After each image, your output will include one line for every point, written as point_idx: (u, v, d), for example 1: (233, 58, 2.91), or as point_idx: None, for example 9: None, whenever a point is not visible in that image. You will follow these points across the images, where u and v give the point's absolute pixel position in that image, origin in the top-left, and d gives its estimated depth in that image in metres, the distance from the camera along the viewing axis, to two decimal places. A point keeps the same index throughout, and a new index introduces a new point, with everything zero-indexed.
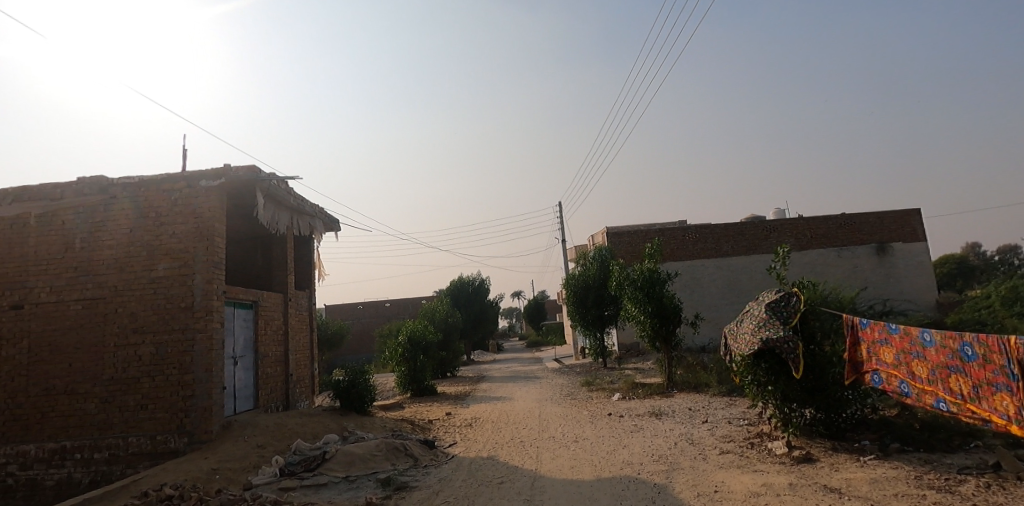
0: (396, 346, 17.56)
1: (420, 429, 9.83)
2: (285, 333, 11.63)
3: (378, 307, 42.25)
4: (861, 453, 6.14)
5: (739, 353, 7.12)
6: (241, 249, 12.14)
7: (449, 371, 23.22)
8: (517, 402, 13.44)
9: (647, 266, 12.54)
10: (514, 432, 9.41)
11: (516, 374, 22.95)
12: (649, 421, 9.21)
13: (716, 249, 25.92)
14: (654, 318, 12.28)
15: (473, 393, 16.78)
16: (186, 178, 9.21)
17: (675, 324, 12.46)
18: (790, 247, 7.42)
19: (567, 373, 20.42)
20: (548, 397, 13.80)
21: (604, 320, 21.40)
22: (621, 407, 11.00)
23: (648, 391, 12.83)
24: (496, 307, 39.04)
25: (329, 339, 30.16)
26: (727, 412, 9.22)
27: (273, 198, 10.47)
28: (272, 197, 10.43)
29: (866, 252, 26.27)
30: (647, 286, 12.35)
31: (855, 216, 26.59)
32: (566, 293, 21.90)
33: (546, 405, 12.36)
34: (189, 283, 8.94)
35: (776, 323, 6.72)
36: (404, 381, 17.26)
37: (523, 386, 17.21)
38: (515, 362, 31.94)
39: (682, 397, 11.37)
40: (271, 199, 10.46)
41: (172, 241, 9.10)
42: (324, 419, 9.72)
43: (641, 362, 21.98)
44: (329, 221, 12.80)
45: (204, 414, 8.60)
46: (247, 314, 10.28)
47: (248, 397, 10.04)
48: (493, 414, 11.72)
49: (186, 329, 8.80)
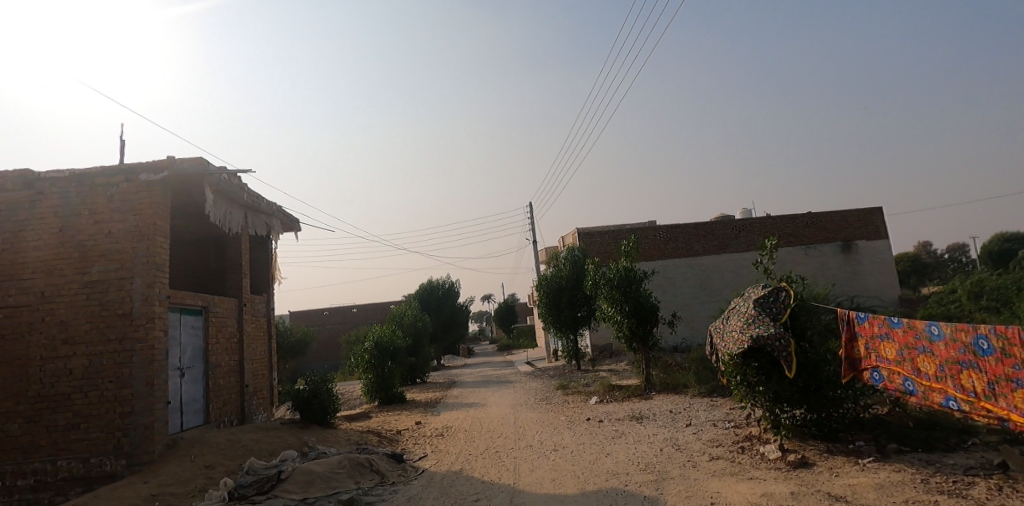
0: (362, 353, 16.74)
1: (388, 442, 9.13)
2: (240, 341, 10.75)
3: (345, 312, 40.97)
4: (858, 456, 5.82)
5: (726, 352, 6.73)
6: (191, 251, 11.19)
7: (419, 377, 22.44)
8: (491, 408, 12.85)
9: (624, 265, 12.13)
10: (489, 442, 8.82)
11: (489, 378, 22.34)
12: (631, 426, 8.75)
13: (687, 248, 25.94)
14: (631, 318, 11.90)
15: (444, 400, 16.11)
16: (125, 170, 8.35)
17: (653, 324, 12.11)
18: (776, 241, 7.14)
19: (541, 376, 19.94)
20: (523, 402, 13.27)
21: (577, 321, 21.03)
22: (600, 411, 10.54)
23: (626, 393, 12.44)
24: (467, 311, 38.35)
25: (292, 347, 28.87)
26: (711, 415, 8.85)
27: (225, 194, 9.66)
28: (224, 193, 9.62)
29: (831, 250, 26.76)
30: (624, 286, 11.93)
31: (821, 215, 27.07)
32: (538, 294, 21.40)
33: (521, 411, 11.81)
34: (128, 287, 8.03)
35: (766, 320, 6.36)
36: (372, 389, 16.43)
37: (497, 391, 16.64)
38: (487, 366, 31.32)
39: (661, 399, 11.01)
40: (222, 195, 9.65)
41: (108, 240, 8.18)
42: (282, 433, 8.91)
43: (616, 363, 21.70)
44: (288, 220, 12.00)
45: (144, 433, 7.70)
46: (196, 320, 9.40)
47: (197, 411, 9.15)
48: (466, 422, 11.09)
49: (125, 338, 7.90)
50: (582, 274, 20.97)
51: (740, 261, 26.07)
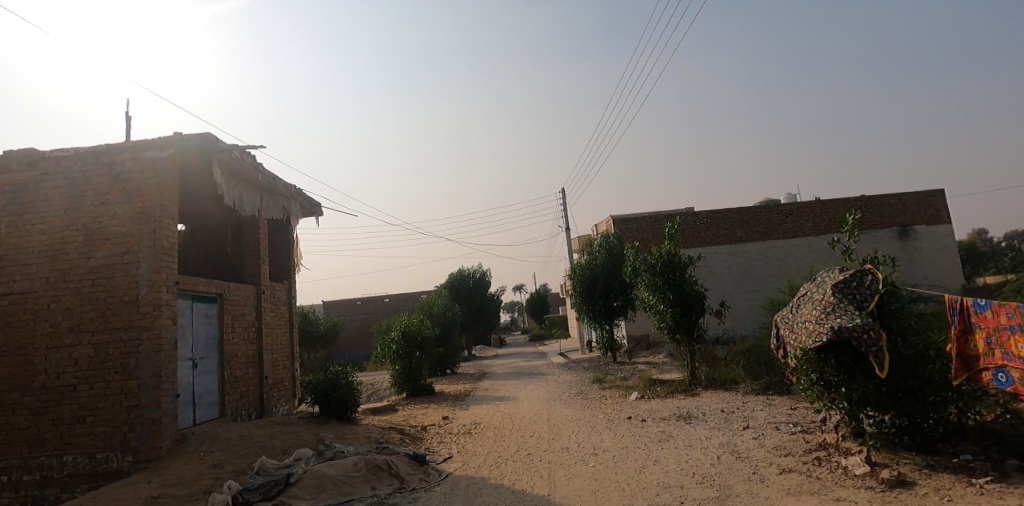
0: (389, 343, 16.22)
1: (411, 439, 8.46)
2: (259, 330, 10.26)
3: (376, 302, 40.92)
4: (970, 474, 4.78)
5: (798, 347, 5.73)
6: (209, 237, 10.76)
7: (449, 368, 21.90)
8: (522, 403, 12.07)
9: (666, 249, 11.07)
10: (519, 442, 8.04)
11: (520, 370, 21.61)
12: (679, 429, 7.81)
13: (729, 235, 24.50)
14: (676, 308, 10.88)
15: (474, 392, 15.44)
16: (129, 148, 7.84)
17: (699, 314, 11.08)
18: (859, 215, 6.11)
19: (575, 368, 19.05)
20: (557, 397, 12.44)
21: (613, 312, 20.04)
22: (640, 409, 9.62)
23: (669, 389, 11.48)
24: (497, 301, 37.72)
25: (323, 336, 28.72)
26: (771, 418, 7.82)
27: (238, 174, 9.11)
28: (236, 173, 9.07)
29: (888, 236, 24.86)
30: (667, 272, 10.88)
31: (876, 198, 25.17)
32: (571, 283, 20.44)
33: (555, 407, 10.99)
34: (133, 273, 7.55)
35: (850, 309, 5.34)
36: (399, 380, 15.88)
37: (528, 383, 15.89)
38: (518, 357, 30.63)
39: (709, 397, 10.00)
40: (234, 175, 9.10)
41: (113, 223, 7.71)
42: (298, 429, 8.34)
43: (654, 356, 20.63)
44: (308, 204, 11.46)
45: (151, 427, 7.23)
46: (210, 308, 8.92)
47: (212, 404, 8.68)
48: (496, 418, 10.35)
49: (130, 327, 7.43)
50: (618, 261, 19.91)
51: (787, 248, 24.48)
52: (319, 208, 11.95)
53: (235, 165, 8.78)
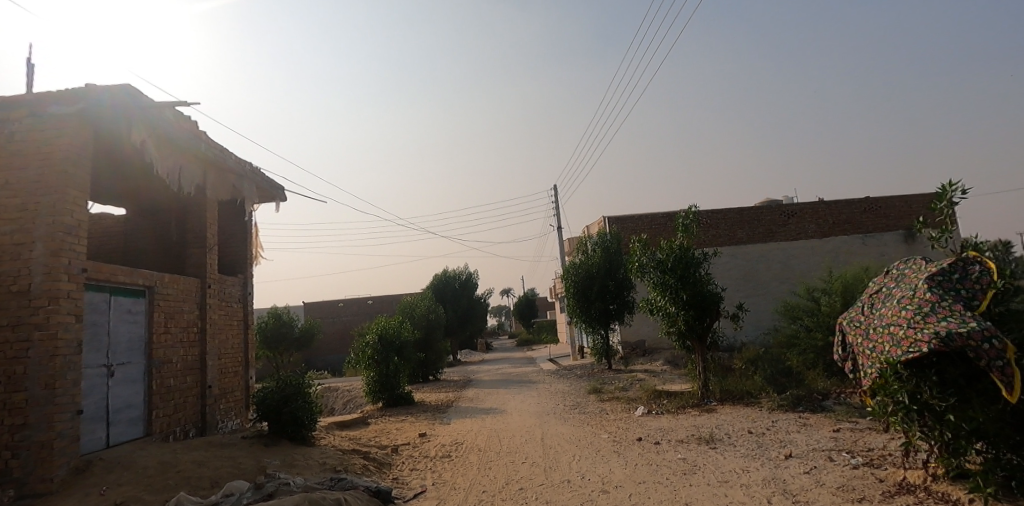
0: (364, 347, 14.66)
1: (376, 466, 6.95)
2: (202, 331, 8.68)
3: (360, 304, 39.18)
4: None
5: (882, 360, 4.36)
6: (147, 222, 9.20)
7: (431, 374, 20.39)
8: (512, 417, 10.59)
9: (679, 243, 9.67)
10: (509, 471, 6.57)
11: (508, 377, 20.13)
12: (705, 457, 6.39)
13: (730, 236, 23.35)
14: (690, 310, 9.50)
15: (458, 403, 13.94)
16: (27, 102, 6.26)
17: (714, 316, 9.74)
18: (952, 187, 4.76)
19: (568, 376, 17.63)
20: (550, 409, 11.00)
21: (608, 315, 18.66)
22: (649, 428, 8.21)
23: (678, 402, 10.13)
24: (484, 304, 36.26)
25: (299, 340, 26.73)
26: (815, 445, 6.44)
27: (170, 140, 7.51)
28: (168, 138, 7.47)
29: (893, 240, 23.89)
30: (680, 269, 9.47)
31: (881, 200, 24.23)
32: (565, 284, 19.04)
33: (549, 423, 9.54)
34: (24, 256, 5.96)
35: (958, 310, 3.98)
36: (375, 388, 14.34)
37: (517, 393, 14.45)
38: (506, 362, 29.17)
39: (729, 413, 8.61)
40: (165, 141, 7.50)
41: (3, 194, 6.13)
42: (237, 453, 6.76)
43: (650, 363, 19.35)
44: (266, 186, 9.94)
45: (40, 454, 5.63)
46: (134, 304, 7.34)
47: (133, 421, 7.10)
48: (481, 437, 8.87)
49: (18, 325, 5.83)
50: (616, 261, 18.52)
51: (790, 250, 23.37)
52: (281, 192, 10.44)
53: (163, 126, 7.19)
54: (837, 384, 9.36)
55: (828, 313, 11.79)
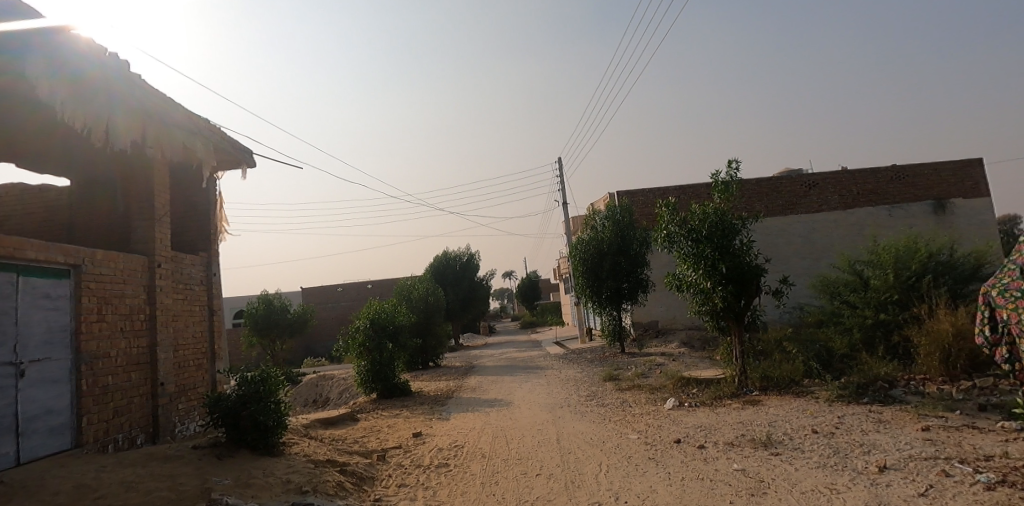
0: (354, 334, 13.29)
1: (354, 482, 5.58)
2: (152, 319, 7.32)
3: (359, 289, 38.07)
4: None
5: None
6: (96, 201, 8.02)
7: (431, 360, 19.26)
8: (521, 412, 9.23)
9: (715, 206, 8.20)
10: (521, 487, 5.23)
11: (513, 362, 18.86)
12: (769, 469, 5.01)
13: (747, 208, 21.87)
14: (728, 286, 8.06)
15: (459, 393, 12.62)
16: None
17: (756, 292, 8.35)
18: None
19: (578, 361, 16.29)
20: (564, 401, 9.63)
21: (621, 295, 17.27)
22: (687, 427, 6.85)
23: (711, 391, 8.79)
24: (487, 286, 34.94)
25: (291, 325, 25.16)
26: (909, 452, 5.06)
27: (140, 107, 6.68)
28: (136, 104, 6.65)
29: (921, 211, 22.33)
30: (716, 237, 8.02)
31: (908, 168, 22.60)
32: (573, 262, 17.64)
33: (565, 419, 8.18)
34: None
35: None
36: (367, 379, 13.03)
37: (524, 381, 13.14)
38: (509, 346, 27.93)
39: (778, 406, 7.23)
40: (132, 107, 6.67)
41: None
42: (179, 470, 5.41)
43: (665, 346, 18.11)
44: (230, 148, 8.51)
45: None
46: (55, 287, 5.93)
47: (56, 430, 5.74)
48: (485, 438, 7.51)
49: None
50: (628, 236, 16.99)
51: (812, 223, 21.90)
52: (248, 155, 8.95)
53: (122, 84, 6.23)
54: (899, 369, 7.97)
55: (876, 287, 10.38)
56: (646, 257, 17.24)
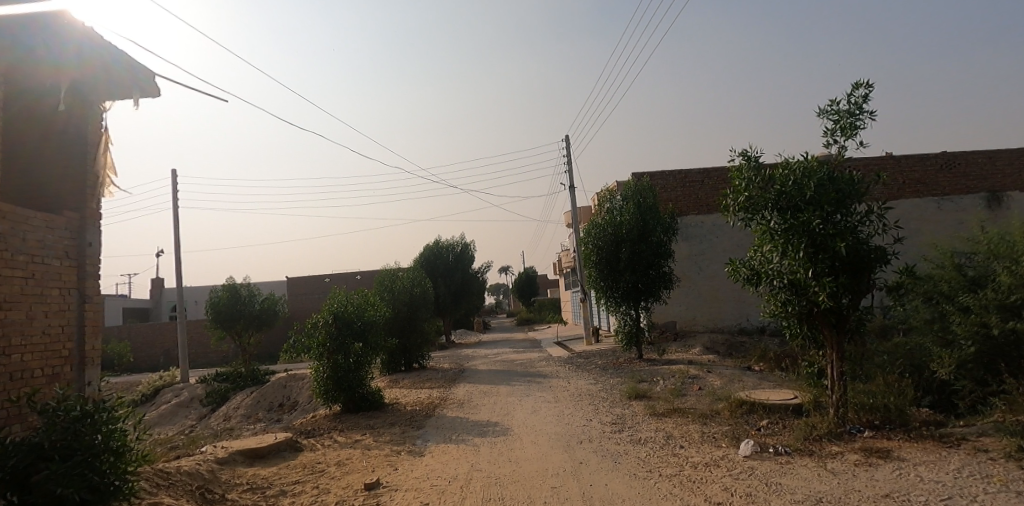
0: (311, 331, 10.52)
1: None
2: None
3: (348, 279, 35.67)
4: None
5: None
6: None
7: (415, 361, 16.78)
8: (524, 450, 6.55)
9: (818, 163, 5.54)
10: None
11: (510, 365, 16.27)
12: None
13: None
14: (840, 278, 5.38)
15: (442, 407, 10.03)
16: None
17: (870, 288, 5.73)
18: None
19: (588, 368, 13.68)
20: (585, 433, 6.97)
21: (639, 292, 14.61)
22: (801, 502, 4.17)
23: (797, 428, 6.21)
24: (482, 279, 32.29)
25: (261, 317, 22.45)
26: None
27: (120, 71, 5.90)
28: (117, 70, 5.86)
29: (973, 204, 19.70)
30: (824, 209, 5.34)
31: (960, 155, 19.97)
32: (585, 250, 14.96)
33: (591, 469, 5.53)
34: None
35: None
36: (327, 388, 10.35)
37: (523, 393, 10.57)
38: (504, 345, 25.25)
39: (936, 468, 4.58)
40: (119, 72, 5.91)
41: None
42: None
43: (687, 351, 15.65)
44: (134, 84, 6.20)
45: None
46: None
47: None
48: (469, 503, 4.85)
49: None
50: (650, 221, 14.28)
51: None
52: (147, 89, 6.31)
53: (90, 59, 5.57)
54: None
55: (999, 286, 7.46)
56: (670, 247, 14.58)
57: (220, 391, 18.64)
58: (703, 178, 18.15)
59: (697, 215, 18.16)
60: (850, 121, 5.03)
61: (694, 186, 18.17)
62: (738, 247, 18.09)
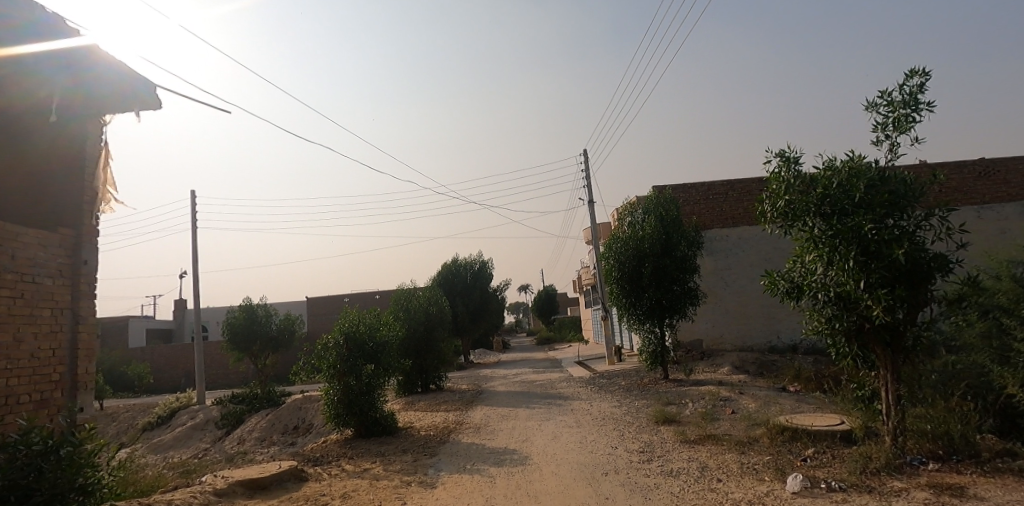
0: (322, 353, 10.12)
1: None
2: None
3: (367, 299, 35.56)
4: None
5: None
6: None
7: (432, 383, 16.30)
8: (544, 482, 5.99)
9: (865, 164, 5.00)
10: None
11: (529, 387, 15.67)
12: None
13: None
14: (896, 290, 4.78)
15: (458, 432, 9.51)
16: None
17: (929, 300, 5.11)
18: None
19: (610, 389, 13.02)
20: (610, 463, 6.38)
21: (664, 309, 13.97)
22: None
23: (851, 459, 5.53)
24: (500, 297, 31.82)
25: (278, 338, 22.30)
26: None
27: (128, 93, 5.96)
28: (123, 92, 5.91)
29: (1017, 212, 18.62)
30: (874, 213, 4.79)
31: (1000, 162, 18.97)
32: (606, 266, 14.42)
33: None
34: None
35: None
36: (338, 412, 9.90)
37: (544, 417, 10.00)
38: (524, 365, 24.60)
39: None
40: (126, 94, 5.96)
41: None
42: None
43: (716, 371, 14.88)
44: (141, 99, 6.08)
45: None
46: None
47: None
48: None
49: None
50: (674, 234, 13.72)
51: None
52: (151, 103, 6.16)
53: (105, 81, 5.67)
54: None
55: None
56: (696, 261, 13.97)
57: (236, 414, 18.35)
58: (727, 191, 17.54)
59: (721, 229, 17.50)
60: (904, 112, 4.52)
61: (718, 199, 17.56)
62: (765, 261, 17.33)
